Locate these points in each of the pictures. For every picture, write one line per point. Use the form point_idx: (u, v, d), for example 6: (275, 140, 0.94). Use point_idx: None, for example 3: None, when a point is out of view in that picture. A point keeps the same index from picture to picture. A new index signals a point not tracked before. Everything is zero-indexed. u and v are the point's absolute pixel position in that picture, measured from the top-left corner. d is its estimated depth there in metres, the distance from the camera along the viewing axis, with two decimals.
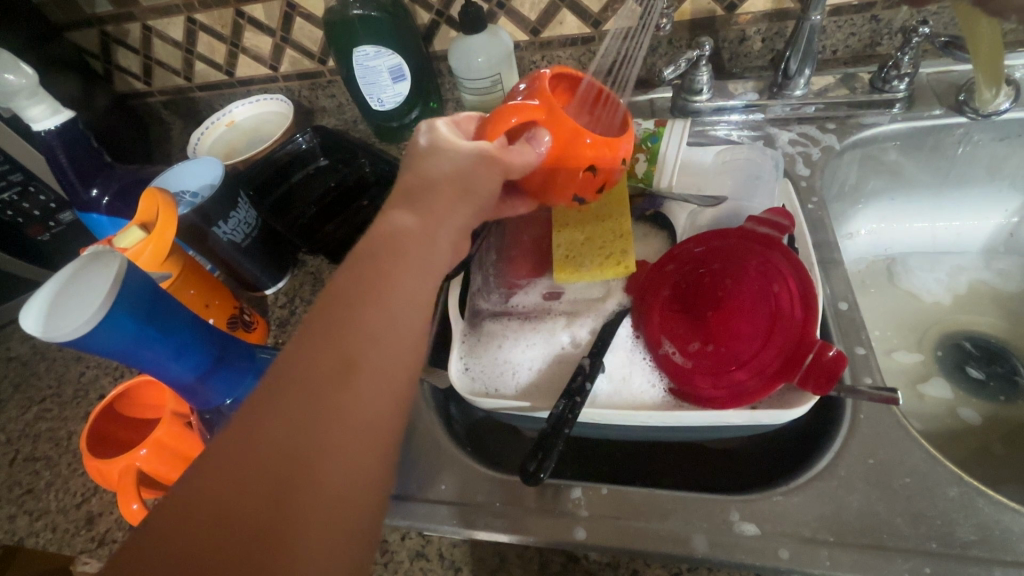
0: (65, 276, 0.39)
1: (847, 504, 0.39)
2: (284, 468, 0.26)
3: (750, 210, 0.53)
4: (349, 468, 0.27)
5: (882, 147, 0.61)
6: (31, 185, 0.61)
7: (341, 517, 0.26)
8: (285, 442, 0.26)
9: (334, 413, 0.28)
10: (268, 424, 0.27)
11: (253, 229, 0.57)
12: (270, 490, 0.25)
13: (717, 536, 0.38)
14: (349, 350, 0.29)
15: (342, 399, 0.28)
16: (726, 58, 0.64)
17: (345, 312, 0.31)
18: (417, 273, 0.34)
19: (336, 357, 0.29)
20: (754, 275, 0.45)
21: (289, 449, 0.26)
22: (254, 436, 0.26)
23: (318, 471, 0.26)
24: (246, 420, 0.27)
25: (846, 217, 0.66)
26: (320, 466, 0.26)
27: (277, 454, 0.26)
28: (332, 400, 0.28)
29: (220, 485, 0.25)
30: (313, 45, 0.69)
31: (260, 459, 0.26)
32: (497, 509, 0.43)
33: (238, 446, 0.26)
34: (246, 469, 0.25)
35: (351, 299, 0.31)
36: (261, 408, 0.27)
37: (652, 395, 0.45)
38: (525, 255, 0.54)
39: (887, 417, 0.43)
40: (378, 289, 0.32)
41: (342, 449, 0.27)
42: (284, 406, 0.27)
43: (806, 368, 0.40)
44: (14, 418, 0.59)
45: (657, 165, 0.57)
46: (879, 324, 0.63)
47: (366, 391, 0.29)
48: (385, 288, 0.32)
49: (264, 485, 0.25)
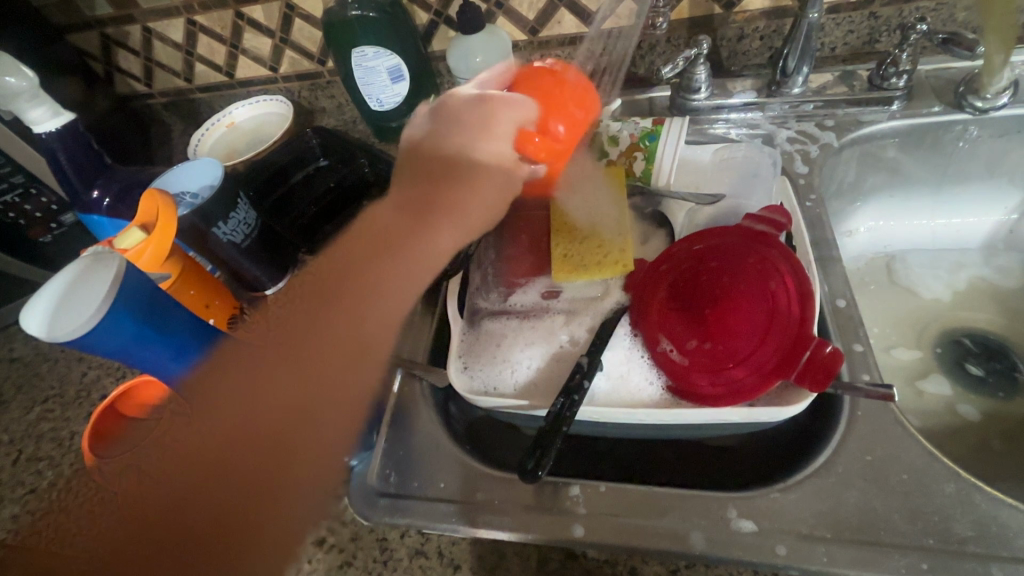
0: (67, 277, 0.39)
1: (845, 501, 0.39)
2: (293, 416, 0.50)
3: (747, 209, 0.53)
4: (333, 422, 0.49)
5: (881, 144, 0.61)
6: (33, 187, 0.61)
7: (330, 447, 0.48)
8: (319, 398, 0.50)
9: (343, 381, 0.52)
10: (273, 396, 0.51)
11: (252, 229, 0.57)
12: (293, 431, 0.49)
13: (715, 533, 0.39)
14: (357, 342, 0.55)
15: (329, 375, 0.52)
16: (724, 56, 0.64)
17: (338, 324, 0.57)
18: None
19: (308, 353, 0.54)
20: (751, 272, 0.45)
21: (303, 403, 0.50)
22: (289, 396, 0.51)
23: (302, 440, 0.48)
24: (281, 387, 0.51)
25: (845, 215, 0.66)
26: (320, 419, 0.49)
27: (300, 405, 0.50)
28: (343, 373, 0.53)
29: (263, 420, 0.50)
30: (312, 45, 0.69)
31: (291, 407, 0.50)
32: (496, 506, 0.43)
33: (290, 398, 0.51)
34: (288, 417, 0.49)
35: (365, 318, 0.57)
36: (285, 386, 0.51)
37: (650, 392, 0.45)
38: (524, 255, 0.54)
39: (884, 414, 0.43)
40: (376, 308, 0.58)
41: (336, 404, 0.51)
42: (282, 383, 0.52)
43: (803, 364, 0.40)
44: (17, 418, 0.59)
45: (655, 164, 0.57)
46: (877, 322, 0.63)
47: (357, 372, 0.53)
48: (387, 307, 0.58)
49: (294, 427, 0.49)
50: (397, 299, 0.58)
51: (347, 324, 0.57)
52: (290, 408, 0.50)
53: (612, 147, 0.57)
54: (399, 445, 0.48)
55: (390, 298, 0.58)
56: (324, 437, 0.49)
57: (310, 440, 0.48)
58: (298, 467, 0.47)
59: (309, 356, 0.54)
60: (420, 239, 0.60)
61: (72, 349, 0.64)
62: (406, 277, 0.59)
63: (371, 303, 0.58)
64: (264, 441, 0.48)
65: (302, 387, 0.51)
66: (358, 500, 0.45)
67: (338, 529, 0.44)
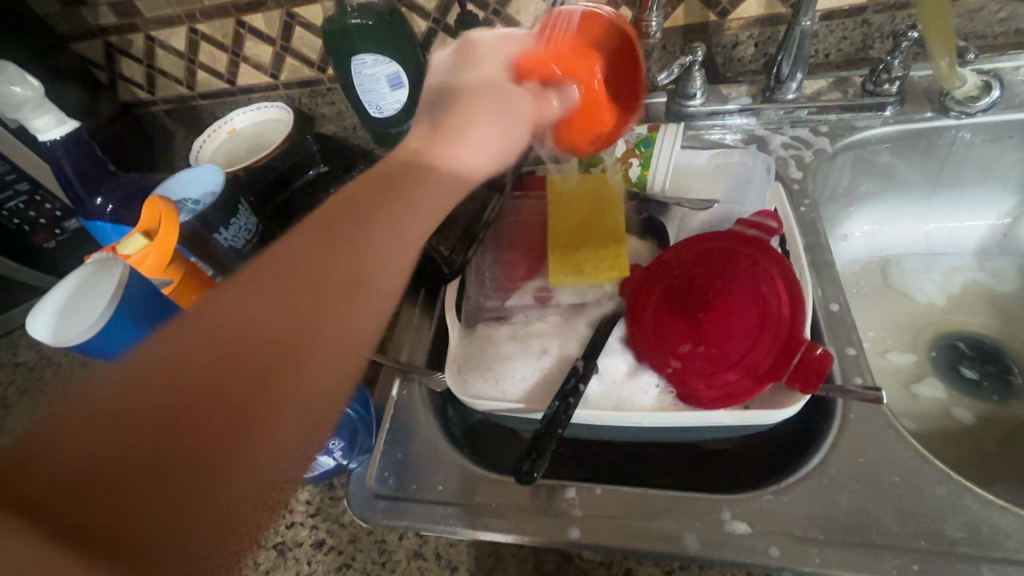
0: (70, 287, 0.39)
1: (837, 502, 0.40)
2: (248, 382, 0.28)
3: (740, 213, 0.54)
4: (320, 383, 0.31)
5: (874, 149, 0.62)
6: (37, 194, 0.62)
7: (306, 420, 0.30)
8: (283, 351, 0.30)
9: (323, 332, 0.31)
10: (210, 350, 0.28)
11: (253, 235, 0.60)
12: (230, 420, 0.27)
13: (709, 534, 0.39)
14: (343, 281, 0.32)
15: (298, 329, 0.30)
16: (720, 62, 0.65)
17: (311, 263, 0.32)
18: (415, 211, 0.36)
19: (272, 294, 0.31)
20: (744, 276, 0.46)
21: (268, 358, 0.29)
22: (235, 342, 0.29)
23: (273, 425, 0.28)
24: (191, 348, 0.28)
25: (840, 219, 0.67)
26: (297, 384, 0.29)
27: (255, 369, 0.28)
28: (318, 325, 0.31)
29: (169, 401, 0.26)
30: (312, 53, 0.70)
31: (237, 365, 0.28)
32: (494, 509, 0.43)
33: (220, 345, 0.28)
34: (232, 378, 0.28)
35: (348, 261, 0.33)
36: (215, 346, 0.28)
37: (646, 397, 0.46)
38: (520, 259, 0.55)
39: (877, 417, 0.43)
40: (377, 245, 0.34)
41: (325, 351, 0.31)
42: (212, 348, 0.28)
43: (795, 366, 0.41)
44: (21, 423, 0.60)
45: (650, 170, 0.57)
46: (873, 325, 0.64)
47: (355, 315, 0.33)
48: (384, 256, 0.34)
49: (226, 414, 0.27)
50: (400, 236, 0.35)
51: (314, 257, 0.32)
52: (215, 380, 0.27)
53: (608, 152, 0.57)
54: (398, 448, 0.49)
55: (391, 241, 0.35)
56: (288, 419, 0.29)
57: (250, 438, 0.27)
58: (255, 452, 0.27)
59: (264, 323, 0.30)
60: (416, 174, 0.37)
61: (74, 354, 0.65)
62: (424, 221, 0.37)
63: (362, 249, 0.34)
64: (173, 408, 0.26)
65: (262, 343, 0.29)
66: (357, 503, 0.45)
67: (338, 531, 0.45)
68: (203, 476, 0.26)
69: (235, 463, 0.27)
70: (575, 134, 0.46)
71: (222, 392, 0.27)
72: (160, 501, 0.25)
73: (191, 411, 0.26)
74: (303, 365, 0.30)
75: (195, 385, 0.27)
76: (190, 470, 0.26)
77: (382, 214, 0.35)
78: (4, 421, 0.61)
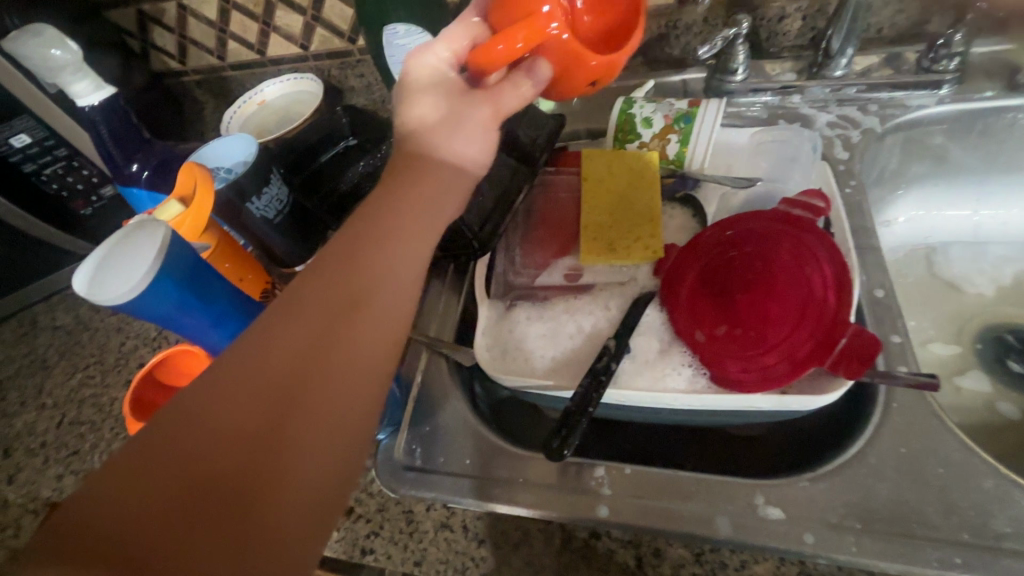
0: (96, 264, 0.38)
1: (877, 492, 0.39)
2: (268, 411, 0.27)
3: (784, 192, 0.52)
4: (348, 402, 0.29)
5: (927, 131, 0.59)
6: (75, 159, 0.62)
7: (341, 437, 0.29)
8: (298, 374, 0.28)
9: (340, 350, 0.30)
10: (226, 385, 0.27)
11: (285, 206, 0.59)
12: (261, 452, 0.26)
13: (741, 518, 0.39)
14: (349, 300, 0.31)
15: (316, 353, 0.29)
16: (763, 37, 0.62)
17: (319, 286, 0.31)
18: (424, 225, 0.35)
19: (280, 327, 0.29)
20: (786, 257, 0.44)
21: (289, 384, 0.28)
22: (253, 375, 0.28)
23: (305, 451, 0.27)
24: (209, 391, 0.27)
25: (884, 204, 0.64)
26: (323, 404, 0.28)
27: (273, 387, 0.28)
28: (335, 344, 0.30)
29: (191, 445, 0.25)
30: (343, 23, 0.69)
31: (257, 396, 0.27)
32: (523, 483, 0.44)
33: (238, 384, 0.27)
34: (246, 406, 0.27)
35: (350, 277, 0.31)
36: (225, 382, 0.27)
37: (682, 379, 0.44)
38: (552, 235, 0.54)
39: (922, 406, 0.42)
40: (389, 256, 0.33)
41: (341, 364, 0.29)
42: (222, 385, 0.27)
43: (839, 351, 0.40)
44: (60, 382, 0.62)
45: (689, 146, 0.55)
46: (915, 314, 0.61)
47: (367, 327, 0.31)
48: (391, 267, 0.33)
49: (253, 442, 0.26)
50: (405, 248, 0.34)
51: (321, 280, 0.31)
52: (234, 417, 0.26)
53: (645, 128, 0.55)
54: (425, 421, 0.49)
55: (396, 254, 0.33)
56: (320, 441, 0.28)
57: (277, 465, 0.26)
58: (285, 473, 0.26)
59: (277, 356, 0.28)
60: (411, 184, 0.35)
61: (111, 319, 0.67)
62: (426, 223, 0.35)
63: (366, 260, 0.32)
64: (197, 452, 0.25)
65: (280, 375, 0.28)
66: (385, 473, 0.46)
67: (365, 499, 0.46)
68: (242, 511, 0.25)
69: (274, 489, 0.26)
70: (576, 83, 0.39)
71: (246, 423, 0.26)
72: (199, 539, 0.24)
73: (222, 451, 0.26)
74: (324, 386, 0.29)
75: (220, 426, 0.26)
76: (229, 503, 0.25)
77: (385, 223, 0.33)
78: (45, 381, 0.63)
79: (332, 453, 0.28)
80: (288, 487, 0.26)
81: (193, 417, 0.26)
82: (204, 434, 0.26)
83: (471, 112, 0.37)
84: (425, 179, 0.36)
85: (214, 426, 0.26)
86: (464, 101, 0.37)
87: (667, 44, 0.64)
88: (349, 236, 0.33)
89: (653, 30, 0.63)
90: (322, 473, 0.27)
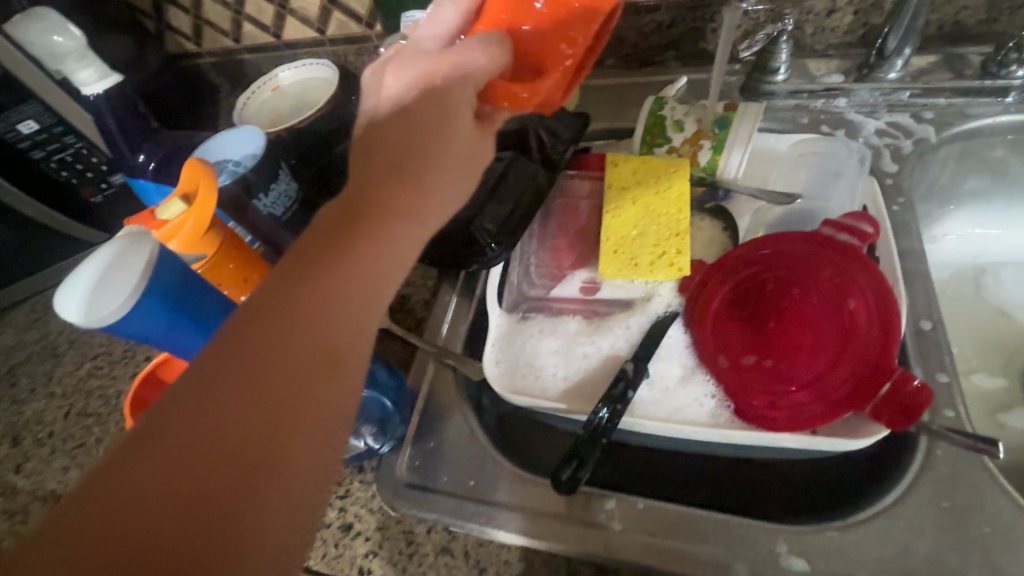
0: (82, 277, 0.36)
1: (914, 549, 0.35)
2: (231, 465, 0.23)
3: (827, 213, 0.49)
4: (322, 447, 0.26)
5: (988, 142, 0.54)
6: (83, 147, 0.61)
7: (314, 485, 0.25)
8: (265, 417, 0.24)
9: (313, 385, 0.26)
10: (178, 439, 0.22)
11: (293, 202, 0.58)
12: (224, 513, 0.22)
13: (762, 566, 0.36)
14: (326, 339, 0.27)
15: (290, 392, 0.25)
16: (808, 33, 0.56)
17: (287, 312, 0.26)
18: (402, 236, 0.31)
19: (249, 360, 0.25)
20: (827, 287, 0.41)
21: (257, 432, 0.24)
22: (215, 419, 0.23)
23: (275, 506, 0.23)
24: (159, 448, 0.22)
25: (933, 218, 0.59)
26: (294, 459, 0.24)
27: (237, 436, 0.23)
28: (309, 376, 0.26)
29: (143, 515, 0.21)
30: (360, 7, 0.66)
31: (213, 456, 0.22)
32: (529, 510, 0.42)
33: (193, 434, 0.23)
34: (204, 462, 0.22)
35: (323, 300, 0.27)
36: (176, 436, 0.22)
37: (703, 412, 0.41)
38: (569, 244, 0.51)
39: (969, 456, 0.38)
40: (365, 274, 0.29)
41: (314, 400, 0.26)
42: (173, 438, 0.22)
43: (882, 397, 0.37)
44: (69, 371, 0.62)
45: (723, 154, 0.50)
46: (958, 341, 0.57)
47: (342, 356, 0.27)
48: (373, 295, 0.29)
49: (217, 505, 0.22)
50: (386, 268, 0.30)
51: (294, 306, 0.26)
52: (184, 482, 0.22)
53: (675, 132, 0.51)
54: (430, 436, 0.47)
55: (377, 282, 0.29)
56: (294, 491, 0.24)
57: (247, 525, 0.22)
58: (256, 534, 0.23)
59: (244, 395, 0.24)
60: (395, 194, 0.31)
61: None
62: (408, 243, 0.31)
63: (340, 279, 0.28)
64: (136, 526, 0.20)
65: (243, 428, 0.23)
66: (386, 489, 0.44)
67: (365, 516, 0.44)
68: None
69: (240, 552, 0.22)
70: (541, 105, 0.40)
71: (207, 484, 0.22)
72: None
73: (180, 515, 0.21)
74: (299, 440, 0.25)
75: (178, 481, 0.22)
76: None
77: (359, 236, 0.29)
78: (54, 369, 0.63)
79: (306, 499, 0.25)
80: (260, 548, 0.23)
81: (142, 475, 0.21)
82: (155, 494, 0.21)
83: (463, 121, 0.34)
84: (409, 187, 0.31)
85: (157, 493, 0.21)
86: (451, 108, 0.33)
87: (703, 37, 0.59)
88: (324, 258, 0.28)
89: (689, 23, 0.58)
90: (295, 523, 0.24)
